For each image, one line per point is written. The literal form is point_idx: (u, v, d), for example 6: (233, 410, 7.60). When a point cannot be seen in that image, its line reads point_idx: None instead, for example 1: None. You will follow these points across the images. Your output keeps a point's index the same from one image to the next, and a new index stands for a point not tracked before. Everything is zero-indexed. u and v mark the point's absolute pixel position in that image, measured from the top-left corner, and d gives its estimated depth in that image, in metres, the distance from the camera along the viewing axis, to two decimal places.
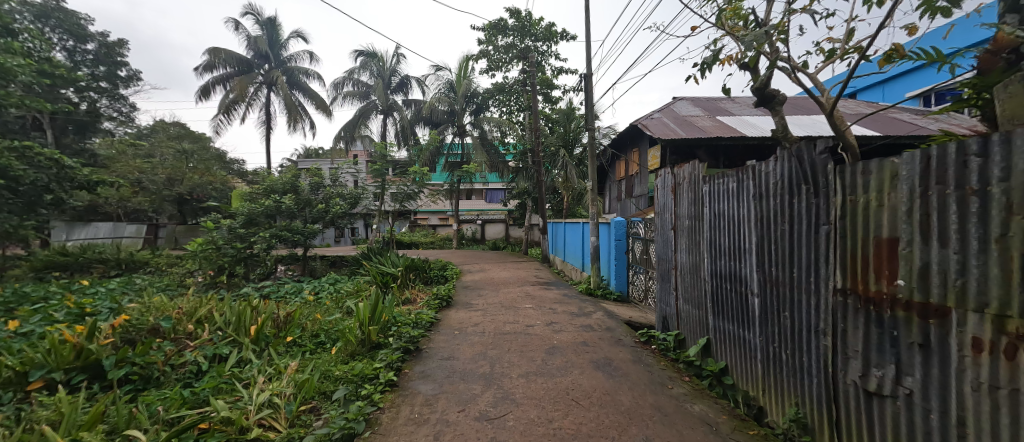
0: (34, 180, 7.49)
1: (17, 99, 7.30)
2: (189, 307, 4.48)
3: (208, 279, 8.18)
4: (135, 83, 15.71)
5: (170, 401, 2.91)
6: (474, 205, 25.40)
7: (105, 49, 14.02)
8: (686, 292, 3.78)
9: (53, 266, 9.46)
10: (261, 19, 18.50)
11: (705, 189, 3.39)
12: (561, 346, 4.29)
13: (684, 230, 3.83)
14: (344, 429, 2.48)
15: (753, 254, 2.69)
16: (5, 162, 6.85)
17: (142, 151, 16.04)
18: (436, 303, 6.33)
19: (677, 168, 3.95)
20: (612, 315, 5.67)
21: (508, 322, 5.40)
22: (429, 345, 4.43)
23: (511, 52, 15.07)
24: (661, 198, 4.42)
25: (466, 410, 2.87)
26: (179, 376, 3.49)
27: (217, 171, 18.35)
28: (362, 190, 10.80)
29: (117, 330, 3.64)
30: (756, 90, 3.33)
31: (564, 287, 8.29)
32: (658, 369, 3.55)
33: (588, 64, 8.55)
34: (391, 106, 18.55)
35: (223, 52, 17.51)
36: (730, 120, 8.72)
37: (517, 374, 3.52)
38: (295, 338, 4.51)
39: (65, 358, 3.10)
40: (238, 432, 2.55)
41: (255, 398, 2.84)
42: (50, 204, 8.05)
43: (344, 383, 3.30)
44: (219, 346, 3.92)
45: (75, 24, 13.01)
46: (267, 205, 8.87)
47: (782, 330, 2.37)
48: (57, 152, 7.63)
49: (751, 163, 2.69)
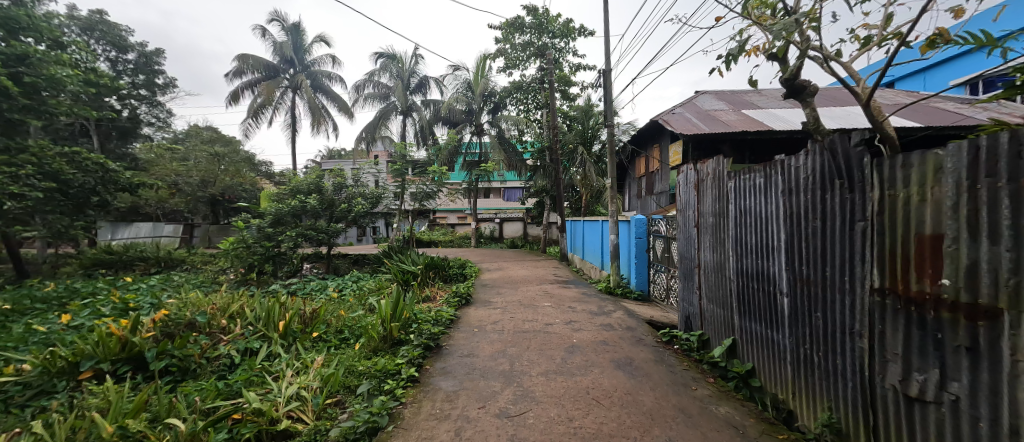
0: (83, 183, 8.04)
1: (65, 107, 7.80)
2: (222, 303, 4.67)
3: (240, 277, 8.69)
4: (172, 90, 16.56)
5: (206, 392, 3.08)
6: (493, 204, 25.53)
7: (145, 59, 14.86)
8: (710, 292, 3.68)
9: (100, 263, 10.13)
10: (286, 25, 19.09)
11: (730, 185, 3.29)
12: (581, 345, 4.25)
13: (708, 228, 3.73)
14: (368, 423, 2.56)
15: (782, 252, 2.59)
16: (56, 166, 7.46)
17: (177, 155, 16.90)
18: (455, 300, 6.39)
19: (700, 164, 3.85)
20: (632, 315, 5.59)
21: (528, 320, 5.39)
22: (450, 343, 4.49)
23: (528, 50, 15.08)
24: (684, 196, 4.31)
25: (486, 406, 2.89)
26: (214, 368, 3.68)
27: (247, 172, 19.08)
28: (382, 190, 10.99)
29: (158, 324, 3.84)
30: (784, 82, 3.19)
31: (583, 286, 8.21)
32: (682, 370, 3.47)
33: (607, 60, 8.41)
34: (410, 106, 18.86)
35: (250, 58, 18.17)
36: (756, 113, 8.42)
37: (538, 372, 3.51)
38: (321, 333, 4.62)
39: (112, 350, 3.31)
40: (269, 423, 2.68)
41: (284, 391, 2.96)
42: (96, 206, 8.56)
43: (367, 378, 3.36)
44: (250, 341, 4.08)
45: (117, 36, 13.82)
46: (294, 205, 9.13)
47: (814, 331, 2.27)
48: (103, 157, 8.11)
49: (780, 157, 2.59)
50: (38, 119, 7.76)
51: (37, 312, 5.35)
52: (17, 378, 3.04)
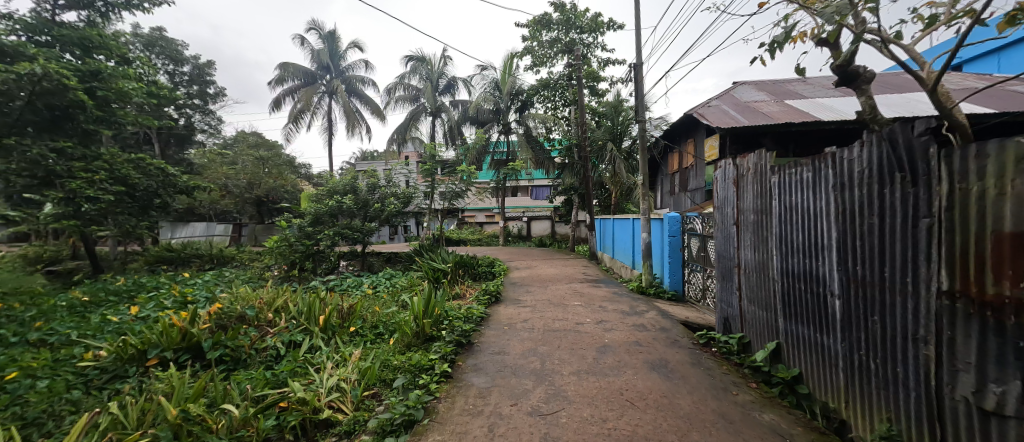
0: (146, 186, 8.80)
1: (130, 117, 8.60)
2: (268, 297, 4.96)
3: (283, 273, 9.21)
4: (221, 99, 17.81)
5: (256, 381, 3.28)
6: (521, 202, 25.56)
7: (198, 70, 16.13)
8: (751, 292, 3.50)
9: (162, 260, 11.06)
10: (323, 33, 19.96)
11: (773, 180, 3.11)
12: (613, 345, 4.18)
13: (749, 225, 3.55)
14: (404, 416, 2.64)
15: (832, 251, 2.43)
16: (125, 171, 8.28)
17: (227, 159, 18.12)
18: (485, 298, 6.46)
19: (740, 158, 3.67)
20: (666, 315, 5.42)
21: (558, 319, 5.36)
22: (481, 340, 4.53)
23: (556, 47, 14.94)
24: (722, 192, 4.13)
25: (519, 404, 2.90)
26: (262, 359, 3.92)
27: (288, 174, 20.17)
28: (413, 190, 11.26)
29: (212, 316, 4.14)
30: (836, 70, 2.99)
31: (614, 286, 8.05)
32: (721, 373, 3.33)
33: (638, 53, 8.19)
34: (439, 107, 19.22)
35: (291, 66, 19.24)
36: (801, 104, 7.91)
37: (569, 372, 3.49)
38: (357, 328, 4.78)
39: (174, 340, 3.63)
40: (312, 412, 2.84)
41: (326, 382, 3.12)
42: (159, 207, 9.35)
43: (402, 372, 3.46)
44: (294, 334, 4.31)
45: (174, 50, 15.06)
46: (331, 205, 9.56)
47: (870, 336, 2.11)
48: (163, 162, 8.86)
49: (831, 150, 2.42)
50: (109, 128, 8.60)
51: (110, 303, 5.91)
52: (96, 363, 3.43)
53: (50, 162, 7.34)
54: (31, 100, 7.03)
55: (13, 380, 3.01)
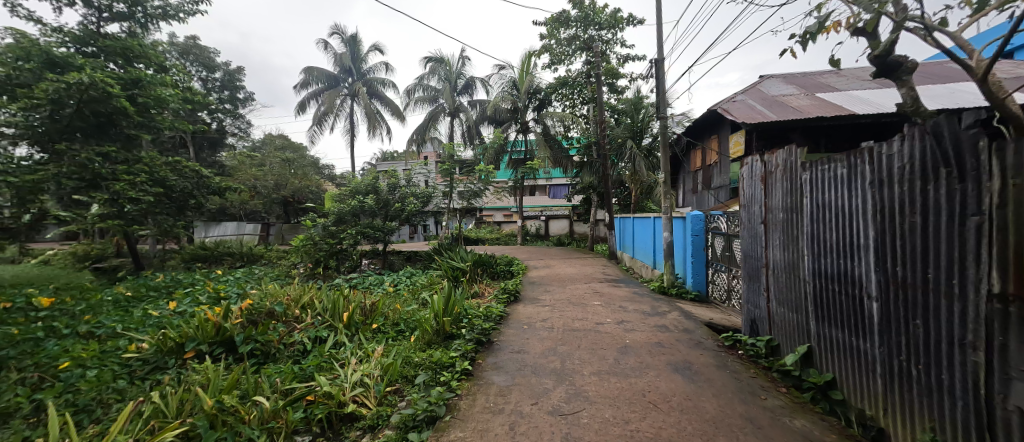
0: (182, 187, 9.25)
1: (167, 122, 9.05)
2: (295, 294, 5.13)
3: (309, 271, 9.51)
4: (250, 103, 18.53)
5: (284, 374, 3.40)
6: (539, 201, 25.51)
7: (228, 76, 16.87)
8: (780, 294, 3.37)
9: (197, 258, 11.62)
10: (345, 37, 20.45)
11: (804, 177, 2.99)
12: (635, 346, 4.11)
13: (778, 224, 3.42)
14: (426, 412, 2.69)
15: (870, 252, 2.31)
16: (162, 174, 8.74)
17: (256, 161, 18.84)
18: (504, 297, 6.49)
19: (768, 155, 3.54)
20: (689, 316, 5.29)
21: (577, 319, 5.31)
22: (500, 339, 4.54)
23: (574, 44, 14.81)
24: (749, 190, 3.99)
25: (539, 403, 2.90)
26: (290, 353, 4.06)
27: (313, 175, 20.79)
28: (432, 190, 11.40)
29: (244, 312, 4.32)
30: (875, 60, 2.84)
31: (634, 286, 7.93)
32: (748, 377, 3.23)
33: (659, 49, 8.01)
34: (458, 107, 19.40)
35: (316, 70, 19.93)
36: (834, 97, 7.56)
37: (589, 372, 3.45)
38: (379, 325, 4.87)
39: (209, 334, 3.82)
40: (338, 406, 2.92)
41: (349, 377, 3.20)
42: (193, 208, 9.81)
43: (423, 369, 3.51)
44: (319, 330, 4.44)
45: (207, 58, 15.81)
46: (353, 205, 9.80)
47: (911, 341, 2.00)
48: (197, 165, 9.31)
49: (868, 145, 2.30)
50: (148, 133, 9.09)
51: (150, 299, 6.25)
52: (139, 354, 3.64)
53: (96, 165, 7.82)
54: (80, 108, 7.53)
55: (66, 369, 3.30)
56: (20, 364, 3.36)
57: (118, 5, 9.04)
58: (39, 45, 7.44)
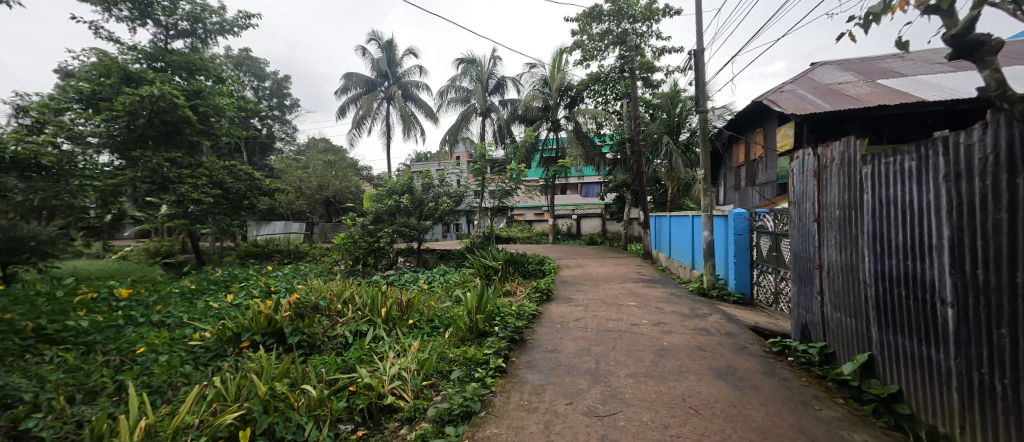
0: (238, 189, 9.98)
1: (224, 129, 9.81)
2: (337, 289, 5.38)
3: (349, 268, 9.99)
4: (296, 109, 19.68)
5: (329, 365, 3.59)
6: (571, 200, 25.24)
7: (276, 84, 18.07)
8: (837, 297, 3.12)
9: (250, 255, 12.51)
10: (381, 43, 21.18)
11: (865, 171, 2.75)
12: (673, 349, 3.97)
13: (833, 222, 3.17)
14: (462, 407, 2.74)
15: (944, 253, 2.09)
16: (221, 177, 9.51)
17: (301, 164, 19.98)
18: (536, 296, 6.47)
19: (822, 148, 3.29)
20: (732, 319, 5.03)
21: (612, 320, 5.20)
22: (534, 337, 4.54)
23: (607, 39, 14.49)
24: (800, 186, 3.73)
25: (574, 403, 2.87)
26: (333, 345, 4.27)
27: (352, 177, 21.75)
28: (464, 189, 11.57)
29: (292, 305, 4.61)
30: (950, 40, 2.56)
31: (671, 287, 7.66)
32: (800, 385, 3.02)
33: (699, 39, 7.66)
34: (489, 107, 19.53)
35: (354, 76, 20.84)
36: (898, 83, 6.89)
37: (626, 374, 3.37)
38: (415, 321, 5.01)
39: (262, 325, 4.10)
40: (377, 397, 3.04)
41: (388, 370, 3.32)
42: (247, 208, 10.56)
43: (458, 365, 3.58)
44: (359, 324, 4.63)
45: (258, 68, 17.02)
46: (390, 205, 10.17)
47: (995, 353, 1.79)
48: (249, 168, 10.02)
49: (941, 134, 2.08)
50: (209, 139, 9.89)
51: (211, 291, 6.83)
52: (202, 342, 3.98)
53: (165, 170, 8.60)
54: (151, 118, 8.33)
55: (142, 354, 3.68)
56: (104, 348, 3.77)
57: (182, 23, 9.88)
58: (118, 63, 8.27)
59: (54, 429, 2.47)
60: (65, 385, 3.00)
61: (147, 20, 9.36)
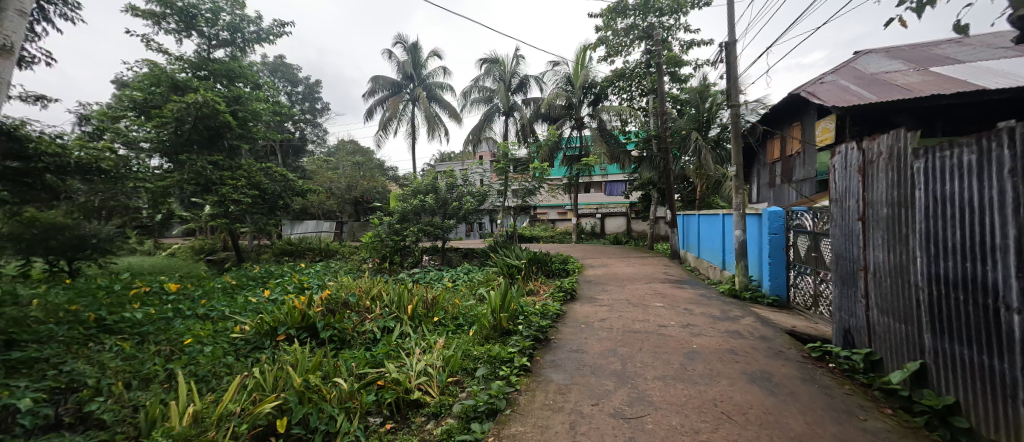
0: (273, 190, 10.45)
1: (261, 133, 10.29)
2: (365, 286, 5.55)
3: (377, 265, 10.27)
4: (326, 112, 20.41)
5: (358, 360, 3.70)
6: (595, 198, 24.91)
7: (308, 89, 18.84)
8: (884, 300, 2.93)
9: (285, 252, 13.11)
10: (407, 45, 21.62)
11: (916, 166, 2.56)
12: (703, 352, 3.84)
13: (880, 221, 2.97)
14: (487, 404, 2.76)
15: (1008, 254, 1.92)
16: (257, 178, 10.00)
17: (331, 165, 20.69)
18: (560, 295, 6.44)
19: (868, 142, 3.09)
20: (767, 323, 4.81)
21: (638, 321, 5.09)
22: (558, 337, 4.51)
23: (632, 34, 14.15)
24: (843, 182, 3.52)
25: (600, 405, 2.83)
26: (362, 340, 4.39)
27: (379, 177, 22.32)
28: (487, 188, 11.62)
29: (324, 301, 4.79)
30: (1018, 21, 2.35)
31: (700, 288, 7.42)
32: (842, 394, 2.85)
33: (731, 30, 7.36)
34: (512, 106, 19.48)
35: (381, 79, 21.36)
36: (954, 70, 6.38)
37: (653, 376, 3.29)
38: (440, 318, 5.09)
39: (296, 319, 4.29)
40: (404, 391, 3.11)
41: (415, 366, 3.39)
42: (282, 208, 11.05)
43: (483, 362, 3.61)
44: (387, 320, 4.75)
45: (291, 74, 17.82)
46: (415, 204, 10.36)
47: None
48: (283, 169, 10.46)
49: (1003, 126, 1.92)
50: (247, 143, 10.42)
51: (250, 286, 7.22)
52: (243, 335, 4.21)
53: (208, 172, 9.14)
54: (196, 124, 8.87)
55: (190, 344, 3.94)
56: (157, 338, 4.06)
57: (224, 33, 10.47)
58: (167, 73, 8.83)
59: (114, 412, 2.70)
60: (123, 371, 3.25)
61: (192, 32, 9.96)
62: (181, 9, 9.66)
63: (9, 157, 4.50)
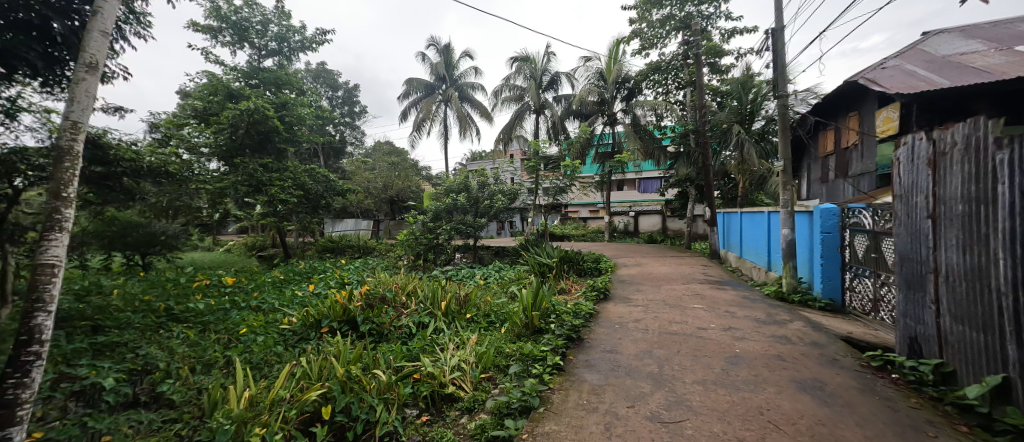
0: (316, 191, 11.01)
1: (305, 136, 10.86)
2: (402, 282, 5.73)
3: (411, 263, 10.57)
4: (364, 115, 21.23)
5: (396, 353, 3.83)
6: (628, 196, 24.28)
7: (348, 93, 19.72)
8: (958, 307, 2.65)
9: (326, 249, 13.79)
10: (440, 47, 22.05)
11: (999, 157, 2.30)
12: (747, 357, 3.66)
13: (953, 218, 2.69)
14: (520, 401, 2.77)
15: None
16: (302, 179, 10.58)
17: (369, 166, 21.51)
18: (592, 295, 6.34)
19: (939, 131, 2.80)
20: (819, 328, 4.49)
21: (675, 322, 4.92)
22: (591, 337, 4.45)
23: (668, 25, 13.62)
24: (908, 177, 3.21)
25: (636, 407, 2.77)
26: (398, 334, 4.54)
27: (414, 177, 22.95)
28: (518, 186, 11.62)
29: (364, 296, 5.00)
30: None
31: (743, 289, 7.05)
32: (907, 407, 2.61)
33: (778, 16, 6.92)
34: (543, 104, 19.22)
35: (414, 81, 21.80)
36: None
37: (692, 380, 3.17)
38: (472, 315, 5.17)
39: (338, 313, 4.52)
40: (439, 385, 3.19)
41: (449, 361, 3.47)
42: (324, 207, 11.63)
43: (516, 360, 3.63)
44: (421, 316, 4.87)
45: (332, 79, 18.72)
46: (448, 203, 10.57)
47: None
48: (324, 170, 11.00)
49: None
50: (293, 146, 11.05)
51: (296, 281, 7.67)
52: (291, 327, 4.49)
53: (259, 174, 9.80)
54: (249, 129, 9.54)
55: (245, 333, 4.26)
56: (216, 327, 4.42)
57: (272, 43, 11.15)
58: (224, 82, 9.51)
59: (181, 394, 2.98)
60: (189, 357, 3.57)
61: (244, 43, 10.70)
62: (235, 23, 10.41)
63: (94, 162, 4.80)
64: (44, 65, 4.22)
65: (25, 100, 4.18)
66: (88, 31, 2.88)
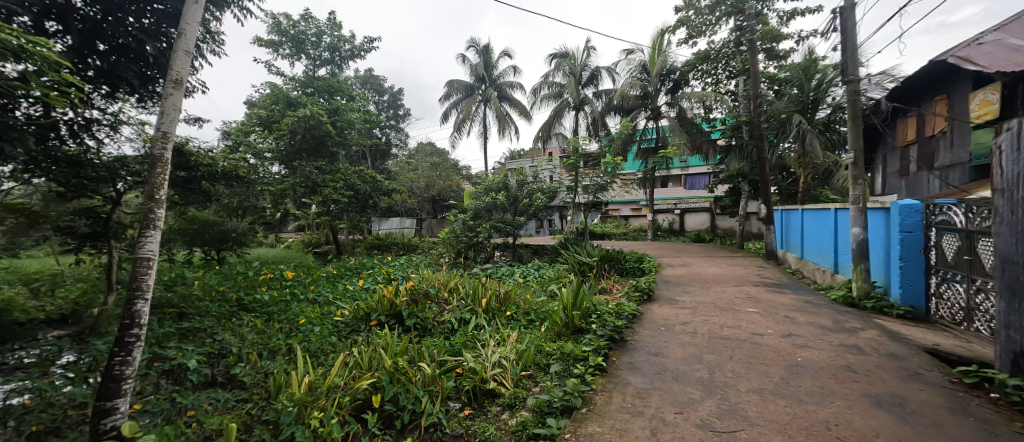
0: (365, 191, 11.62)
1: (355, 139, 11.45)
2: (444, 279, 5.88)
3: (452, 260, 10.85)
4: (407, 118, 22.03)
5: (439, 347, 3.95)
6: (673, 193, 23.25)
7: (393, 97, 20.61)
8: None
9: (373, 246, 14.51)
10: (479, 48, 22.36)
11: None
12: (810, 366, 3.37)
13: None
14: (562, 400, 2.75)
15: None
16: (352, 180, 11.21)
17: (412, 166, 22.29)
18: (635, 295, 6.14)
19: None
20: (897, 338, 4.04)
21: (727, 326, 4.64)
22: (634, 338, 4.32)
23: (718, 10, 12.82)
24: (1012, 168, 2.80)
25: (685, 413, 2.65)
26: (442, 329, 4.66)
27: (454, 176, 23.47)
28: (557, 184, 11.49)
29: (409, 292, 5.20)
30: None
31: (805, 293, 6.51)
32: (1011, 432, 2.28)
33: None
34: (583, 100, 18.95)
35: (455, 83, 22.22)
36: None
37: (747, 388, 2.98)
38: (512, 312, 5.20)
39: (386, 307, 4.76)
40: (481, 380, 3.25)
41: (490, 357, 3.52)
42: (372, 207, 12.25)
43: (556, 359, 3.60)
44: (463, 312, 4.98)
45: (378, 84, 19.64)
46: (487, 201, 10.72)
47: None
48: (371, 171, 11.56)
49: None
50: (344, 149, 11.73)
51: (346, 276, 8.15)
52: (343, 319, 4.78)
53: (313, 176, 10.51)
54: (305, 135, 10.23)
55: (304, 323, 4.61)
56: (279, 316, 4.82)
57: (326, 53, 11.85)
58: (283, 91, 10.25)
59: (251, 376, 3.30)
60: (257, 343, 3.93)
61: (301, 55, 11.52)
62: (293, 36, 11.23)
63: (178, 167, 5.47)
64: (140, 83, 4.78)
65: (125, 114, 4.78)
66: (174, 51, 3.22)
